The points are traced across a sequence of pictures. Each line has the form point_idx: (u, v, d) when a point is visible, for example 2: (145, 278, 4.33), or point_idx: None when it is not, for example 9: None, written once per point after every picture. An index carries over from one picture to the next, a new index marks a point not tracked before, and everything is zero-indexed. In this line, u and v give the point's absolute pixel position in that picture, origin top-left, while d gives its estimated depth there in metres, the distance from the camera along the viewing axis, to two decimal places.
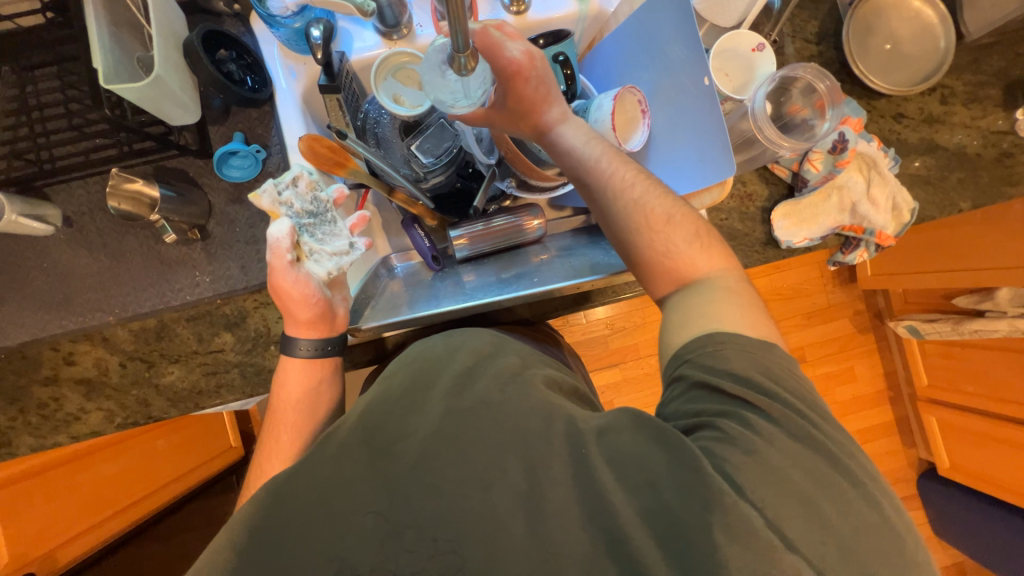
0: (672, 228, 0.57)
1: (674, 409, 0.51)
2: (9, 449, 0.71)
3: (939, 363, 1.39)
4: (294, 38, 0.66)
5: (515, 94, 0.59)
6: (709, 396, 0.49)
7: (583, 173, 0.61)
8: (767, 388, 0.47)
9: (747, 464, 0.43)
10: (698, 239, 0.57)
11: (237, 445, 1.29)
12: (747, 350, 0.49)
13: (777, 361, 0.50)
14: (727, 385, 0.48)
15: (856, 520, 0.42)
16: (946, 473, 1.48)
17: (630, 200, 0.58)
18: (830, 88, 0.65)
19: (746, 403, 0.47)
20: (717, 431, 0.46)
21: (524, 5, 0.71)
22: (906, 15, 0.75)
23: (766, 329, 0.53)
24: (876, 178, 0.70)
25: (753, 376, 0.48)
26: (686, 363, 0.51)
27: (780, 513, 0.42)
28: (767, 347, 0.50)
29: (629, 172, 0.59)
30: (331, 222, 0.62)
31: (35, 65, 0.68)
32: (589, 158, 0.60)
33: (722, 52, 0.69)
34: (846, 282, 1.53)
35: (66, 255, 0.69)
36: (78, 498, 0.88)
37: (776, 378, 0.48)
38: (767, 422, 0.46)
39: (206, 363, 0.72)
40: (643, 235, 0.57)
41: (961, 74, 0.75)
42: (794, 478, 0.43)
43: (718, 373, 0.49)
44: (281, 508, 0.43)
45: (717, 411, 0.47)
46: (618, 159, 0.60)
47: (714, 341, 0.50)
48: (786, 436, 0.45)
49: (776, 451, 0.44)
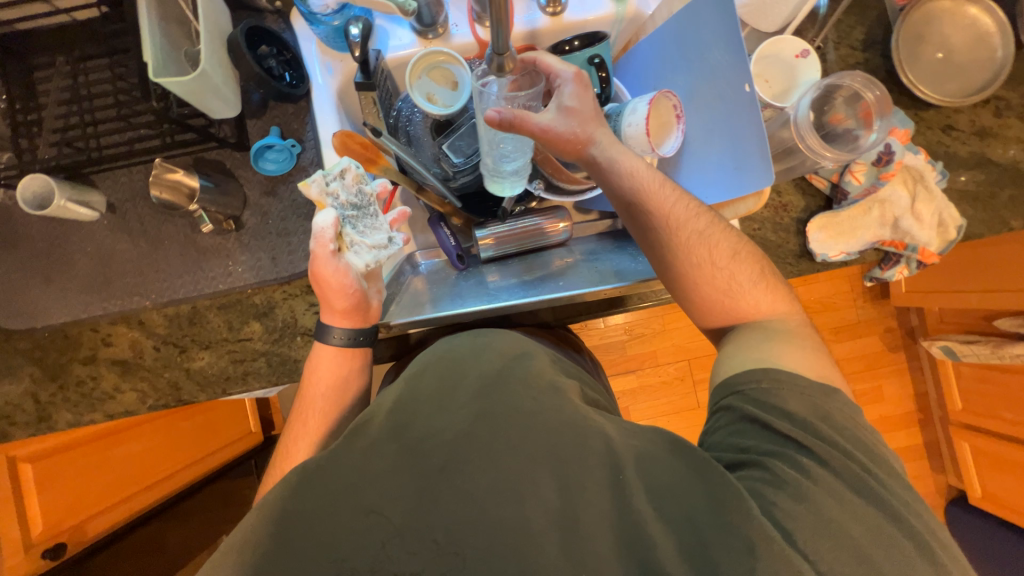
0: (737, 265, 0.57)
1: (718, 440, 0.51)
2: (47, 424, 0.74)
3: (975, 388, 1.33)
4: (333, 35, 0.67)
5: (574, 95, 0.60)
6: (757, 431, 0.48)
7: (646, 196, 0.57)
8: (826, 435, 0.46)
9: (798, 512, 0.42)
10: (761, 278, 0.58)
11: (255, 431, 1.30)
12: (806, 392, 0.49)
13: (837, 407, 0.49)
14: (779, 425, 0.47)
15: (883, 553, 0.41)
16: (977, 502, 1.41)
17: (694, 231, 0.57)
18: (880, 96, 0.62)
19: (798, 445, 0.46)
20: (765, 472, 0.45)
21: (561, 6, 0.70)
22: (960, 23, 0.71)
23: (827, 374, 0.52)
24: (922, 192, 0.67)
25: (809, 420, 0.47)
26: (735, 395, 0.51)
27: (818, 549, 0.41)
28: (828, 391, 0.49)
29: (690, 205, 0.58)
30: (373, 215, 0.63)
31: (88, 57, 0.71)
32: (649, 183, 0.58)
33: (764, 58, 0.67)
34: (878, 298, 1.47)
35: (108, 240, 0.72)
36: (110, 472, 0.92)
37: (835, 426, 0.47)
38: (823, 468, 0.45)
39: (235, 350, 0.74)
40: (704, 269, 0.57)
41: (1017, 85, 0.71)
42: (852, 532, 0.42)
43: (771, 411, 0.48)
44: (304, 502, 0.43)
45: (766, 450, 0.47)
46: (678, 190, 0.58)
47: (772, 378, 0.50)
48: (820, 468, 0.45)
49: (835, 501, 0.43)
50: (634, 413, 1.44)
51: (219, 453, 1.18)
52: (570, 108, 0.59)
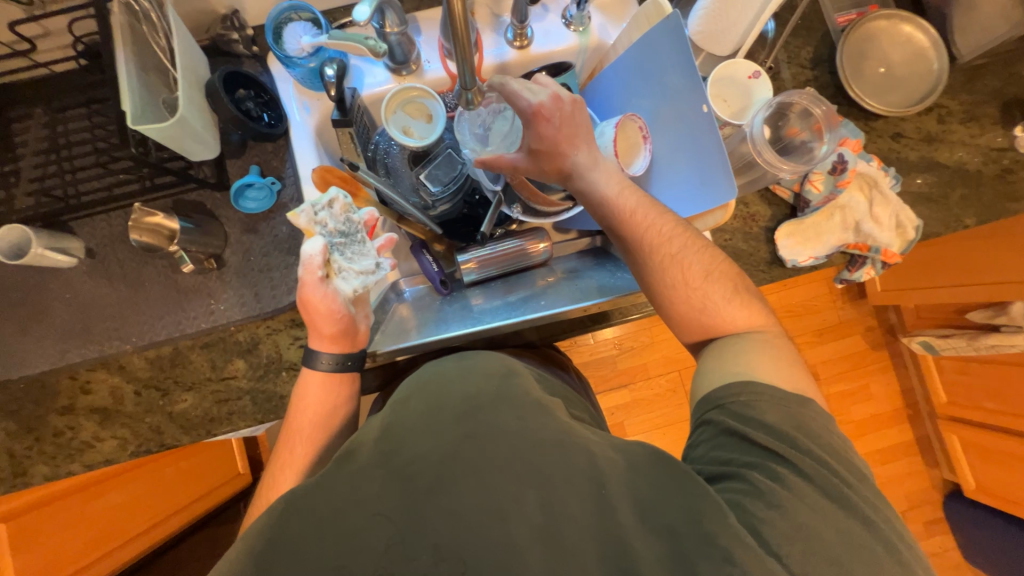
0: (710, 285, 0.58)
1: (701, 454, 0.52)
2: (23, 478, 0.72)
3: (957, 380, 1.36)
4: (309, 76, 0.70)
5: (536, 134, 0.60)
6: (738, 444, 0.49)
7: (616, 226, 0.61)
8: (801, 445, 0.48)
9: (774, 519, 0.43)
10: (735, 294, 0.59)
11: (244, 472, 1.26)
12: (782, 403, 0.50)
13: (812, 417, 0.50)
14: (758, 436, 0.49)
15: (860, 555, 0.42)
16: (973, 496, 1.43)
17: (667, 253, 0.59)
18: (827, 112, 0.67)
19: (775, 455, 0.47)
20: (745, 483, 0.46)
21: (527, 40, 0.74)
22: (897, 39, 0.77)
23: (802, 384, 0.54)
24: (877, 197, 0.71)
25: (786, 431, 0.48)
26: (716, 409, 0.53)
27: (790, 550, 0.42)
28: (804, 401, 0.51)
29: (664, 229, 0.60)
30: (360, 242, 0.63)
31: (66, 107, 0.72)
32: (621, 212, 0.60)
33: (720, 80, 0.71)
34: (856, 298, 1.51)
35: (87, 286, 0.72)
36: (93, 525, 0.89)
37: (811, 435, 0.48)
38: (798, 477, 0.46)
39: (219, 390, 0.73)
40: (677, 291, 0.59)
41: (955, 94, 0.77)
42: (825, 538, 0.43)
43: (748, 423, 0.50)
44: (288, 530, 0.42)
45: (746, 462, 0.48)
46: (652, 214, 0.60)
47: (749, 391, 0.51)
48: (796, 475, 0.46)
49: (809, 508, 0.44)
50: (629, 428, 1.44)
51: (209, 497, 1.15)
52: (536, 149, 0.61)
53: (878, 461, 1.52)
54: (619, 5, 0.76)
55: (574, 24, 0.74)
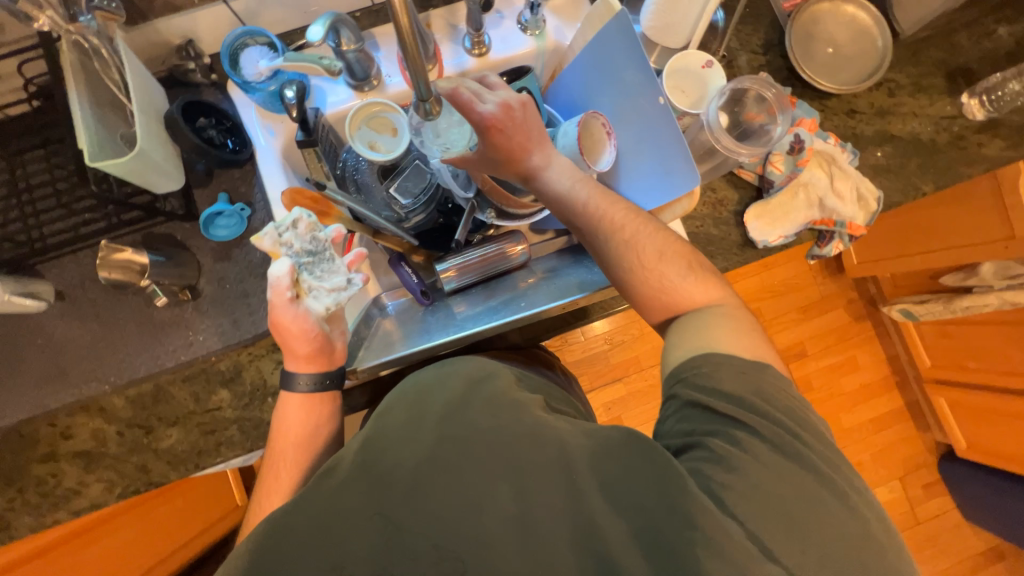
0: (665, 264, 0.59)
1: (669, 427, 0.52)
2: (8, 532, 0.69)
3: (938, 343, 1.40)
4: (270, 100, 0.71)
5: (493, 146, 0.61)
6: (702, 415, 0.50)
7: (573, 217, 0.62)
8: (756, 407, 0.49)
9: (732, 482, 0.44)
10: (691, 271, 0.60)
11: (243, 504, 1.24)
12: (740, 370, 0.51)
13: (769, 381, 0.51)
14: (719, 405, 0.49)
15: (839, 524, 0.43)
16: (965, 455, 1.46)
17: (621, 238, 0.60)
18: (778, 95, 0.69)
19: (735, 421, 0.48)
20: (705, 451, 0.47)
21: (485, 47, 0.75)
22: (841, 20, 0.80)
23: (759, 351, 0.55)
24: (836, 172, 0.73)
25: (745, 396, 0.49)
26: (681, 383, 0.53)
27: (746, 509, 0.43)
28: (762, 367, 0.52)
29: (619, 215, 0.61)
30: (329, 260, 0.62)
31: (22, 150, 0.71)
32: (578, 203, 0.62)
33: (675, 72, 0.72)
34: (834, 272, 1.55)
35: (59, 329, 0.70)
36: (88, 574, 0.87)
37: (769, 399, 0.49)
38: (755, 439, 0.47)
39: (204, 422, 0.72)
40: (635, 273, 0.60)
41: (903, 67, 0.79)
42: (781, 495, 0.44)
43: (710, 393, 0.50)
44: (266, 555, 0.42)
45: (707, 430, 0.49)
46: (605, 202, 0.62)
47: (709, 361, 0.52)
48: (753, 438, 0.47)
49: (764, 466, 0.45)
50: (627, 421, 1.45)
51: (208, 533, 1.12)
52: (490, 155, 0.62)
53: (871, 430, 1.55)
54: (572, 7, 0.77)
55: (530, 29, 0.76)
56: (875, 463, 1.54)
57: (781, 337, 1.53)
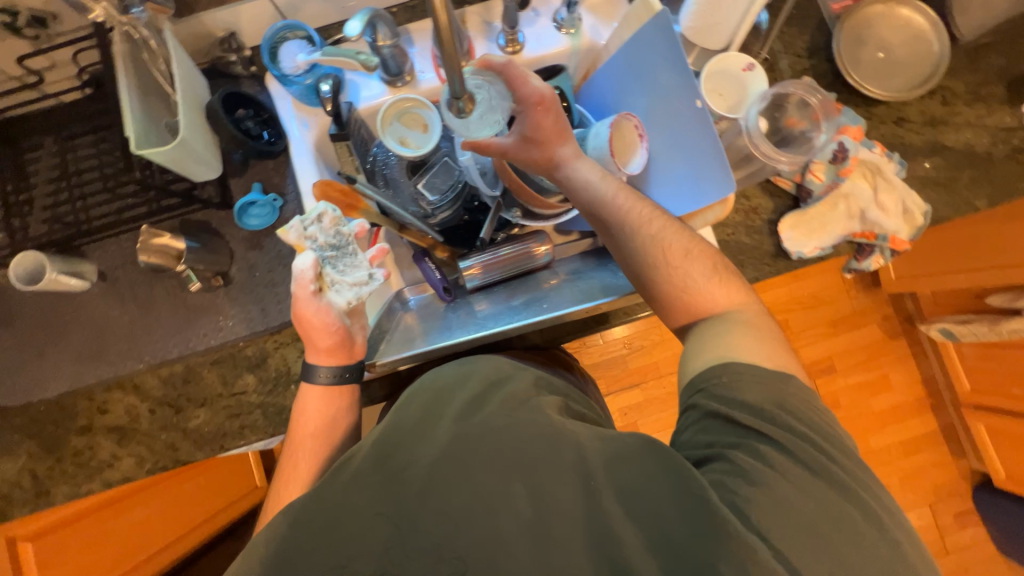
0: (690, 263, 0.58)
1: (687, 438, 0.51)
2: (46, 498, 0.73)
3: (980, 367, 1.33)
4: (306, 93, 0.72)
5: (534, 122, 0.62)
6: (723, 427, 0.49)
7: (599, 206, 0.61)
8: (780, 420, 0.47)
9: (756, 496, 0.43)
10: (715, 273, 0.58)
11: (262, 485, 1.28)
12: (763, 380, 0.49)
13: (793, 392, 0.49)
14: (740, 416, 0.48)
15: (872, 553, 0.41)
16: (1003, 485, 1.38)
17: (647, 234, 0.59)
18: (824, 100, 0.66)
19: (758, 434, 0.47)
20: (727, 464, 0.46)
21: (519, 45, 0.74)
22: (895, 23, 0.76)
23: (785, 361, 0.53)
24: (882, 184, 0.70)
25: (767, 408, 0.48)
26: (699, 393, 0.51)
27: (771, 526, 0.41)
28: (785, 377, 0.50)
29: (644, 210, 0.60)
30: (352, 254, 0.64)
31: (74, 135, 0.75)
32: (604, 194, 0.61)
33: (713, 74, 0.70)
34: (870, 286, 1.48)
35: (100, 307, 0.73)
36: (118, 542, 0.91)
37: (791, 411, 0.48)
38: (781, 453, 0.45)
39: (230, 405, 0.74)
40: (659, 269, 0.58)
41: (959, 75, 0.75)
42: (806, 511, 0.42)
43: (731, 404, 0.49)
44: (290, 541, 0.43)
45: (728, 442, 0.47)
46: (632, 197, 0.61)
47: (730, 371, 0.50)
48: (778, 453, 0.45)
49: (792, 484, 0.43)
50: (643, 428, 1.42)
51: (228, 512, 1.16)
52: (526, 135, 0.63)
53: (900, 453, 1.48)
54: (609, 5, 0.76)
55: (565, 27, 0.75)
56: (904, 487, 1.47)
57: (808, 350, 1.47)
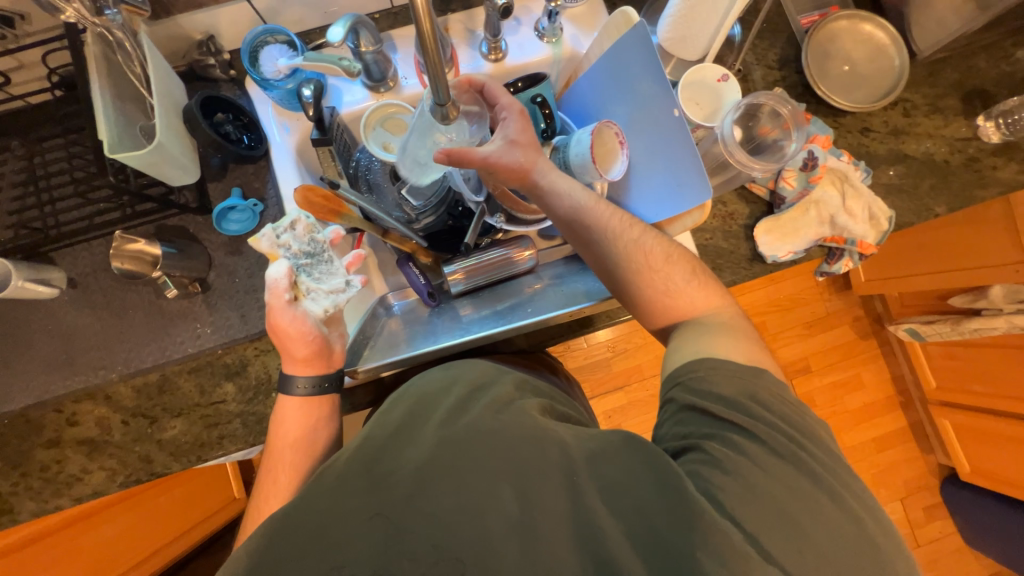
0: (671, 267, 0.60)
1: (666, 432, 0.52)
2: (10, 516, 0.70)
3: (944, 365, 1.39)
4: (287, 97, 0.71)
5: (517, 126, 0.64)
6: (699, 419, 0.50)
7: (582, 212, 0.61)
8: (754, 411, 0.48)
9: (727, 484, 0.44)
10: (694, 276, 0.60)
11: (240, 497, 1.24)
12: (736, 374, 0.51)
13: (765, 385, 0.51)
14: (716, 408, 0.49)
15: (845, 544, 0.43)
16: (968, 478, 1.44)
17: (631, 241, 0.60)
18: (795, 111, 0.68)
19: (734, 425, 0.48)
20: (703, 454, 0.47)
21: (501, 53, 0.76)
22: (859, 38, 0.80)
23: (761, 359, 0.54)
24: (849, 190, 0.73)
25: (741, 401, 0.49)
26: (677, 386, 0.53)
27: (745, 513, 0.43)
28: (757, 372, 0.51)
29: (623, 218, 0.62)
30: (328, 261, 0.64)
31: (43, 138, 0.72)
32: (585, 201, 0.62)
33: (690, 84, 0.73)
34: (841, 289, 1.54)
35: (70, 316, 0.71)
36: (86, 560, 0.87)
37: (763, 403, 0.49)
38: (752, 442, 0.47)
39: (208, 414, 0.72)
40: (644, 275, 0.59)
41: (919, 88, 0.79)
42: (780, 498, 0.44)
43: (707, 397, 0.50)
44: (271, 552, 0.42)
45: (704, 433, 0.49)
46: (611, 205, 0.63)
47: (705, 365, 0.52)
48: (753, 443, 0.47)
49: (763, 470, 0.45)
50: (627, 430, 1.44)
51: (202, 526, 1.12)
52: (512, 138, 0.63)
53: (872, 450, 1.54)
54: (589, 16, 0.78)
55: (547, 36, 0.76)
56: (877, 483, 1.52)
57: (785, 351, 1.52)
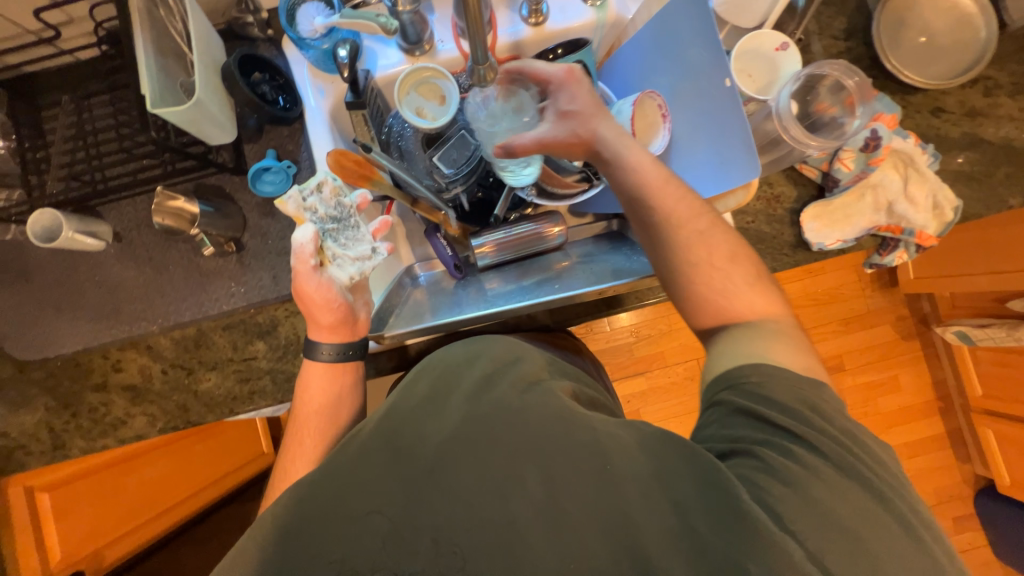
0: (734, 266, 0.56)
1: (711, 433, 0.49)
2: (62, 451, 0.75)
3: (994, 372, 1.30)
4: (323, 59, 0.70)
5: (572, 97, 0.63)
6: (752, 423, 0.47)
7: (644, 191, 0.58)
8: (810, 419, 0.46)
9: (770, 484, 0.42)
10: (755, 276, 0.57)
11: (268, 452, 1.30)
12: (791, 382, 0.48)
13: (825, 399, 0.47)
14: (769, 413, 0.46)
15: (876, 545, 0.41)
16: (1007, 492, 1.36)
17: (687, 229, 0.57)
18: (860, 83, 0.62)
19: (787, 432, 0.45)
20: (756, 461, 0.44)
21: (542, 16, 0.72)
22: (940, 6, 0.72)
23: (814, 367, 0.51)
24: (913, 175, 0.68)
25: (799, 410, 0.46)
26: (727, 389, 0.50)
27: (787, 515, 0.41)
28: (808, 379, 0.48)
29: (692, 204, 0.58)
30: (354, 227, 0.65)
31: (91, 94, 0.74)
32: (651, 180, 0.58)
33: (744, 53, 0.67)
34: (887, 286, 1.45)
35: (115, 268, 0.74)
36: (124, 500, 0.94)
37: (824, 415, 0.46)
38: (797, 445, 0.44)
39: (240, 369, 0.75)
40: (701, 269, 0.56)
41: (1005, 64, 0.71)
42: (826, 502, 0.42)
43: (761, 402, 0.47)
44: (303, 511, 0.44)
45: (758, 440, 0.46)
46: (681, 188, 0.59)
47: (759, 371, 0.49)
48: (808, 452, 0.44)
49: (808, 474, 0.43)
50: (645, 416, 1.42)
51: (233, 475, 1.19)
52: (567, 110, 0.63)
53: (904, 455, 1.47)
54: None
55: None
56: None
57: (819, 348, 1.45)
